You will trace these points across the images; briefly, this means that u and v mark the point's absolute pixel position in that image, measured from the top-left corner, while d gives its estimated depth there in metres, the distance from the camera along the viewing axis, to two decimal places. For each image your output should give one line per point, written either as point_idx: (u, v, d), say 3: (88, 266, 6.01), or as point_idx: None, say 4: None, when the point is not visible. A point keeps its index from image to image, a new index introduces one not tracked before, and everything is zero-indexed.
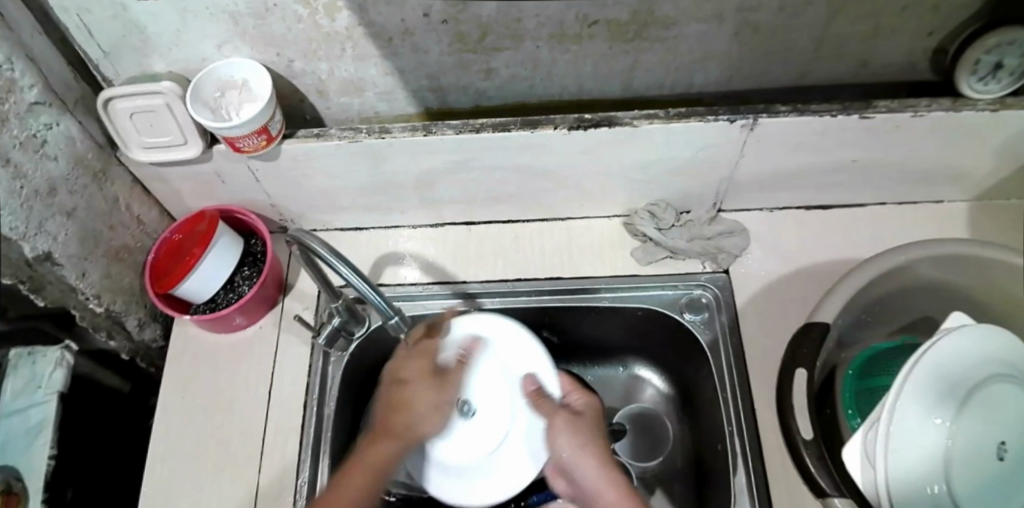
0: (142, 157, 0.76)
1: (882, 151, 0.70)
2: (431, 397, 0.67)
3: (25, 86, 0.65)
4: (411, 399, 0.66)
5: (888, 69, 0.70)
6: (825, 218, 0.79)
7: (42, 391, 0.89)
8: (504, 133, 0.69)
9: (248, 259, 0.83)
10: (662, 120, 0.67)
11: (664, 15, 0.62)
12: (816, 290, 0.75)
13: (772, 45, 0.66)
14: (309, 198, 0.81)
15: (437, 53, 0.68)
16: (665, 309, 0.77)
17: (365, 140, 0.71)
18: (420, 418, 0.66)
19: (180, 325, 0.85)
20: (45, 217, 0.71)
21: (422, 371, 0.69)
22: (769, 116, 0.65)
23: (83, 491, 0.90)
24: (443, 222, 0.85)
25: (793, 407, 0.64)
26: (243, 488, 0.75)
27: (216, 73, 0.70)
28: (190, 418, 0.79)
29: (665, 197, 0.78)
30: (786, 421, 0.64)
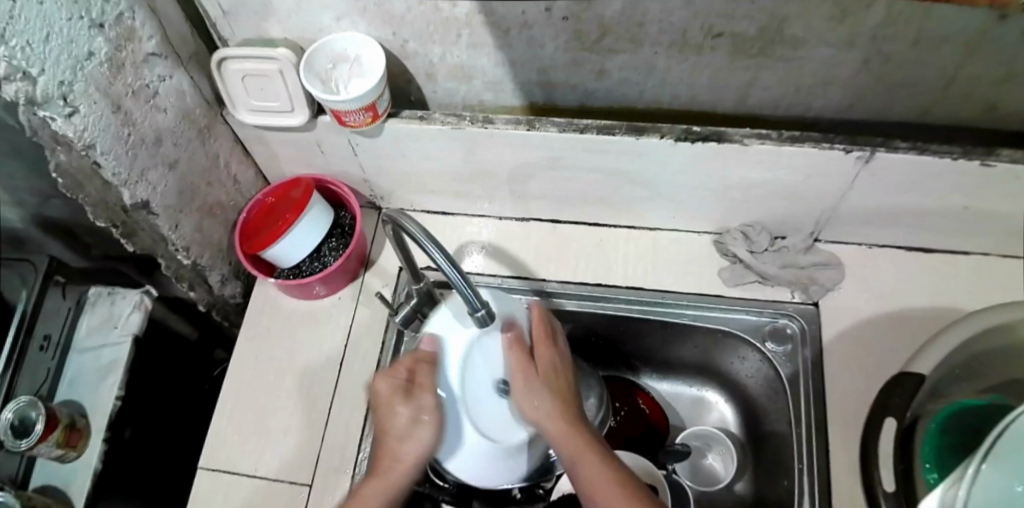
0: (249, 119, 0.79)
1: (999, 200, 0.67)
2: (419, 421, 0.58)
3: (144, 36, 0.67)
4: (394, 434, 0.59)
5: (1019, 116, 0.67)
6: (925, 261, 0.77)
7: (116, 331, 0.92)
8: (609, 137, 0.68)
9: (336, 231, 0.85)
10: (774, 141, 0.65)
11: (793, 35, 0.60)
12: (908, 334, 0.73)
13: (900, 77, 0.64)
14: (401, 178, 0.82)
15: (552, 49, 0.67)
16: (748, 335, 0.76)
17: (468, 128, 0.71)
18: (405, 441, 0.58)
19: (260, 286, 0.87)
20: (148, 166, 0.74)
21: (396, 394, 0.59)
22: (887, 150, 0.63)
23: (141, 432, 0.93)
24: (529, 217, 0.85)
25: (875, 456, 0.66)
26: (306, 452, 0.77)
27: (331, 46, 0.71)
28: (259, 378, 0.82)
29: (761, 219, 0.77)
30: (869, 469, 0.65)
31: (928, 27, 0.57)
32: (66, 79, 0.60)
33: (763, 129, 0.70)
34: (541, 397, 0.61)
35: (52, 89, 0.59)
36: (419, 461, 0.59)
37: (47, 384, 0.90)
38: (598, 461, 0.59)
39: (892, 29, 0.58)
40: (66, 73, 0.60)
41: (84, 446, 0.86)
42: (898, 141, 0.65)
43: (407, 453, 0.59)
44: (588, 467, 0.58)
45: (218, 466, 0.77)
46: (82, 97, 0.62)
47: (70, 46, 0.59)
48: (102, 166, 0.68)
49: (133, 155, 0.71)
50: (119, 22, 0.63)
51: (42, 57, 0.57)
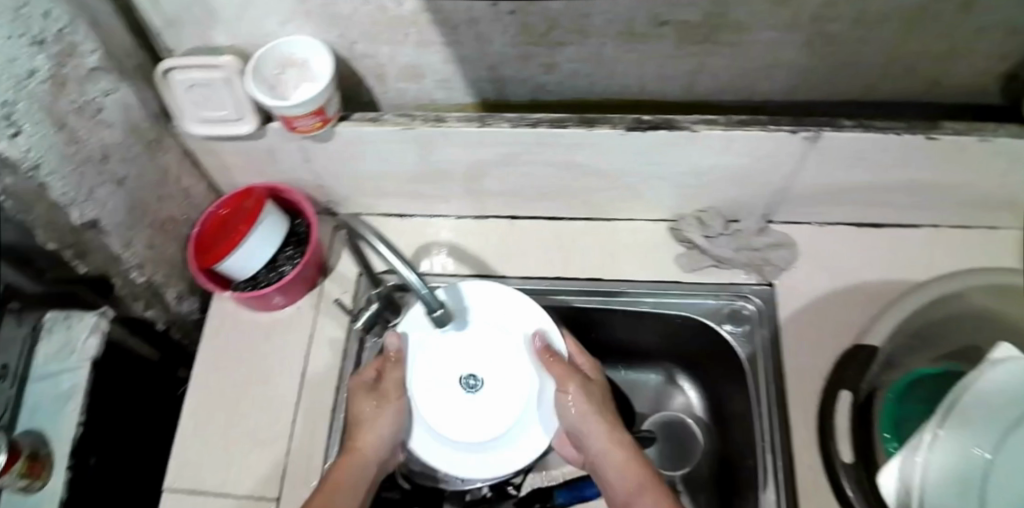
0: (198, 130, 0.76)
1: (943, 173, 0.69)
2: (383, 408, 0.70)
3: (86, 51, 0.65)
4: (363, 426, 0.69)
5: (955, 90, 0.69)
6: (876, 236, 0.78)
7: (75, 356, 0.90)
8: (561, 130, 0.68)
9: (292, 239, 0.83)
10: (723, 126, 0.66)
11: (736, 20, 0.61)
12: (864, 309, 0.74)
13: (841, 57, 0.65)
14: (357, 182, 0.82)
15: (501, 44, 0.67)
16: (706, 319, 0.77)
17: (420, 127, 0.71)
18: (376, 429, 0.69)
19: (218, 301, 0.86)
20: (96, 183, 0.72)
21: (367, 391, 0.71)
22: (833, 129, 0.65)
23: (105, 460, 0.90)
24: (487, 214, 0.85)
25: (833, 430, 0.66)
26: (271, 466, 0.75)
27: (277, 50, 0.70)
28: (222, 394, 0.80)
29: (715, 204, 0.77)
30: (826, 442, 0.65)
31: (866, 7, 0.58)
32: (7, 99, 0.58)
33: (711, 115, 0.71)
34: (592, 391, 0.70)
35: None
36: (382, 443, 0.69)
37: (8, 413, 0.88)
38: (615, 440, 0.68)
39: (833, 10, 0.59)
40: (8, 92, 0.58)
41: (48, 473, 0.84)
42: (843, 120, 0.66)
43: (376, 434, 0.69)
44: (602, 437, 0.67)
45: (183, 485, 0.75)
46: (25, 116, 0.60)
47: (12, 66, 0.57)
48: (48, 187, 0.67)
49: (84, 173, 0.70)
50: (60, 37, 0.62)
51: None
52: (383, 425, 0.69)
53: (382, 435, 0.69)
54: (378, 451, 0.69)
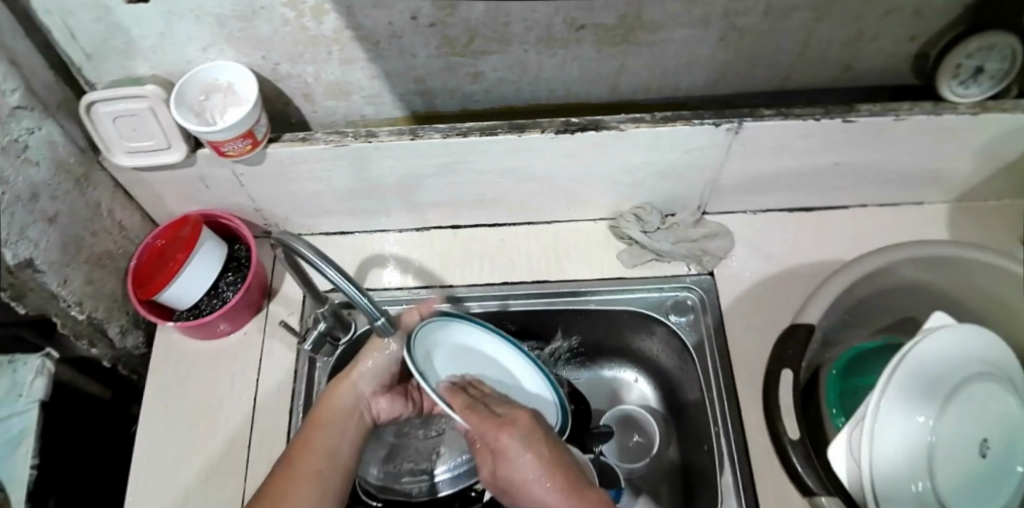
0: (125, 161, 0.75)
1: (863, 154, 0.71)
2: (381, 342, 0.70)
3: (6, 90, 0.64)
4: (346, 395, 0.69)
5: (868, 74, 0.72)
6: (807, 219, 0.81)
7: (22, 399, 0.87)
8: (491, 137, 0.69)
9: (232, 264, 0.83)
10: (648, 123, 0.67)
11: (651, 19, 0.62)
12: (801, 291, 0.76)
13: (756, 49, 0.67)
14: (296, 202, 0.81)
15: (425, 57, 0.67)
16: (651, 312, 0.78)
17: (352, 144, 0.71)
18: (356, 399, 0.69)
19: (163, 333, 0.84)
20: (27, 223, 0.70)
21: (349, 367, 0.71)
22: (754, 120, 0.66)
23: (66, 500, 0.89)
24: (429, 226, 0.85)
25: (778, 409, 0.65)
26: (228, 495, 0.74)
27: (202, 76, 0.69)
28: (174, 427, 0.78)
29: (650, 199, 0.78)
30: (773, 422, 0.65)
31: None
32: None
33: (637, 113, 0.73)
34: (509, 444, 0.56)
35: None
36: (371, 374, 0.70)
37: None
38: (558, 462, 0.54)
39: (741, 5, 0.60)
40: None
41: None
42: (763, 109, 0.68)
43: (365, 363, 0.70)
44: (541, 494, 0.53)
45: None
46: None
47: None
48: None
49: (16, 214, 0.68)
50: None
51: None
52: (374, 351, 0.70)
53: (372, 368, 0.70)
54: (357, 390, 0.69)
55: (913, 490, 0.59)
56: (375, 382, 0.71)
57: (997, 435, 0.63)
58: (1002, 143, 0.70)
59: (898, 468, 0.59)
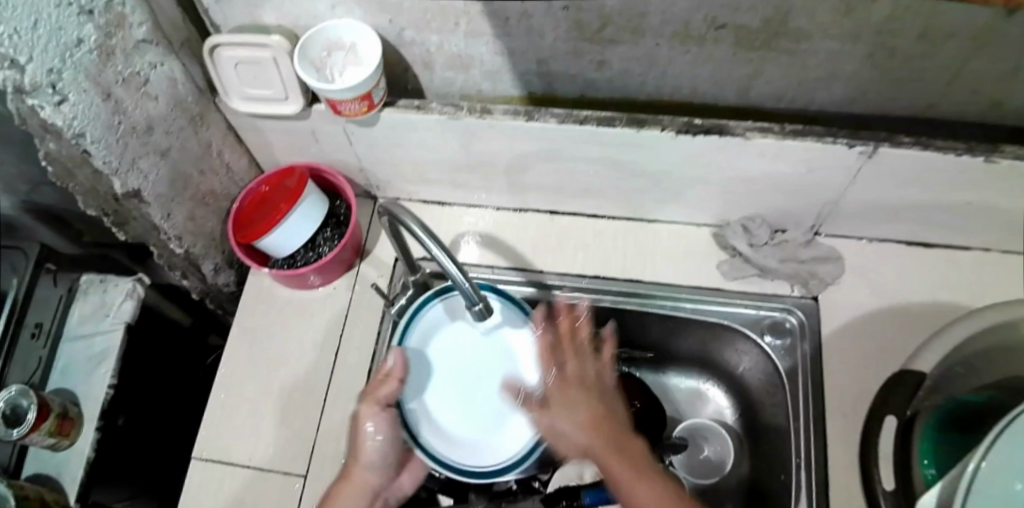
0: (242, 107, 0.77)
1: (1000, 197, 0.67)
2: (369, 426, 0.67)
3: (135, 23, 0.65)
4: (357, 465, 0.68)
5: (1022, 113, 0.67)
6: (922, 256, 0.77)
7: (109, 319, 0.91)
8: (608, 129, 0.67)
9: (331, 220, 0.84)
10: (775, 135, 0.64)
11: (797, 28, 0.59)
12: (905, 329, 0.73)
13: (902, 72, 0.63)
14: (399, 168, 0.81)
15: (553, 39, 0.66)
16: (746, 328, 0.76)
17: (466, 118, 0.70)
18: (368, 472, 0.69)
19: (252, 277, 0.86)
20: (139, 154, 0.72)
21: (359, 438, 0.68)
22: (890, 145, 0.63)
23: (132, 420, 0.92)
24: (527, 208, 0.84)
25: (870, 456, 0.65)
26: (301, 442, 0.77)
27: (325, 32, 0.69)
28: (253, 370, 0.81)
29: (760, 213, 0.76)
30: (868, 469, 0.65)
31: (934, 22, 0.56)
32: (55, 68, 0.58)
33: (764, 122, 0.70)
34: (570, 419, 0.60)
35: (40, 77, 0.58)
36: (375, 465, 0.69)
37: (39, 372, 0.89)
38: (619, 458, 0.57)
39: (900, 23, 0.56)
40: (56, 60, 0.58)
41: (77, 434, 0.85)
42: (900, 136, 0.64)
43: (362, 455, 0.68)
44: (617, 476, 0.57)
45: (213, 458, 0.77)
46: (71, 86, 0.61)
47: (59, 34, 0.57)
48: (92, 155, 0.67)
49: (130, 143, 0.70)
50: (109, 8, 0.62)
51: (29, 44, 0.55)
52: (367, 437, 0.67)
53: (375, 453, 0.68)
54: (368, 472, 0.69)
55: None
56: (381, 471, 0.70)
57: None
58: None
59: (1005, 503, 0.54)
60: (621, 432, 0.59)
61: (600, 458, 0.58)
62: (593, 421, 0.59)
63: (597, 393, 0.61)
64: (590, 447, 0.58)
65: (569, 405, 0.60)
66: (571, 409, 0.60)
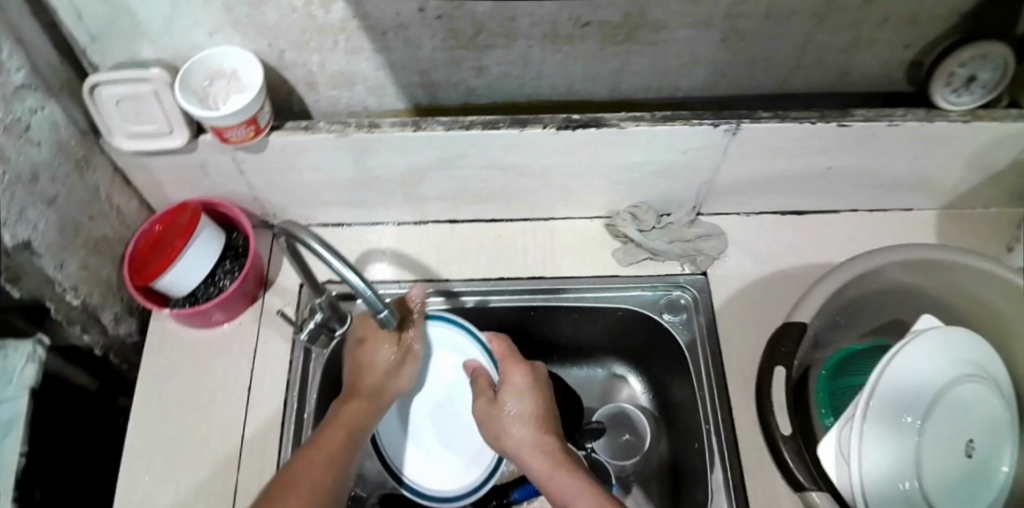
0: (125, 145, 0.75)
1: (857, 160, 0.73)
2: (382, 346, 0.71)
3: (12, 69, 0.64)
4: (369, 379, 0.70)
5: (863, 81, 0.73)
6: (798, 223, 0.82)
7: (13, 386, 0.83)
8: (494, 132, 0.69)
9: (229, 254, 0.83)
10: (649, 122, 0.68)
11: (655, 19, 0.63)
12: (791, 292, 0.77)
13: (755, 52, 0.68)
14: (295, 192, 0.81)
15: (431, 49, 0.68)
16: (645, 309, 0.79)
17: (354, 134, 0.71)
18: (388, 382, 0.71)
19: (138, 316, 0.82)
20: (28, 203, 0.69)
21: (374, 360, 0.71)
22: (752, 121, 0.67)
23: (51, 490, 0.87)
24: (427, 219, 0.86)
25: (772, 404, 0.64)
26: (222, 482, 0.74)
27: (203, 62, 0.69)
28: (167, 414, 0.78)
29: (647, 199, 0.80)
30: (764, 415, 0.63)
31: (775, 4, 0.61)
32: None
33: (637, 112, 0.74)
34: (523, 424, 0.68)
35: None
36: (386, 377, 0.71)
37: None
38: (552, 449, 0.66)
39: (745, 7, 0.61)
40: None
41: None
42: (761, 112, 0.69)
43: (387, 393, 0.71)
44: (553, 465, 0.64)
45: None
46: None
47: None
48: None
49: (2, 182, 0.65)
50: None
51: None
52: (380, 361, 0.71)
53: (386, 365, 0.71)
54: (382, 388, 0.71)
55: (902, 489, 0.60)
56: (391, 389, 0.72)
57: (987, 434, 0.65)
58: (990, 152, 0.72)
59: (891, 466, 0.60)
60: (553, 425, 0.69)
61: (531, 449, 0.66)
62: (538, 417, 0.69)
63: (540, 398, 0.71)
64: (531, 439, 0.67)
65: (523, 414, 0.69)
66: (513, 408, 0.70)
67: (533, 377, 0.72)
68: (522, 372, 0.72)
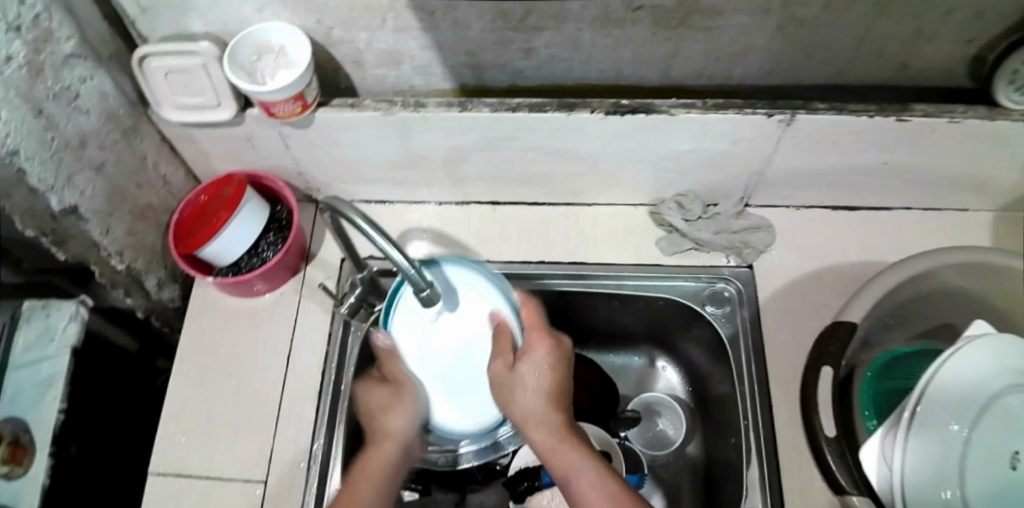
0: (175, 117, 0.76)
1: (913, 156, 0.71)
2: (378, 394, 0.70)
3: (62, 38, 0.64)
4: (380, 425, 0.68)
5: (924, 75, 0.71)
6: (847, 218, 0.80)
7: (54, 344, 0.88)
8: (541, 115, 0.68)
9: (274, 225, 0.84)
10: (700, 110, 0.66)
11: (710, 5, 0.61)
12: (835, 289, 0.76)
13: (812, 41, 0.66)
14: (339, 168, 0.82)
15: (479, 30, 0.67)
16: (688, 300, 0.79)
17: (400, 113, 0.70)
18: (400, 420, 0.67)
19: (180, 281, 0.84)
20: (73, 170, 0.71)
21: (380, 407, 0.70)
22: (807, 113, 0.65)
23: (87, 448, 0.89)
24: (468, 200, 0.86)
25: (817, 403, 0.68)
26: (258, 450, 0.76)
27: (253, 36, 0.69)
28: (206, 381, 0.80)
29: (692, 188, 0.79)
30: (810, 416, 0.68)
31: None
32: None
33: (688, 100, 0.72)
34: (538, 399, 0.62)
35: None
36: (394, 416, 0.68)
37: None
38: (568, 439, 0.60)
39: None
40: None
41: (29, 460, 0.84)
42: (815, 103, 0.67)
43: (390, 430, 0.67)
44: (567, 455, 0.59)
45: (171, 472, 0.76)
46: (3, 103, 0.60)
47: None
48: (27, 173, 0.66)
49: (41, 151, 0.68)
50: (36, 25, 0.60)
51: None
52: (382, 401, 0.69)
53: (388, 404, 0.69)
54: (400, 431, 0.67)
55: (943, 499, 0.58)
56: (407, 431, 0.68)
57: None
58: None
59: (925, 474, 0.59)
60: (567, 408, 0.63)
61: (548, 432, 0.60)
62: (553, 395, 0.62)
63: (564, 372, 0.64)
64: (547, 420, 0.61)
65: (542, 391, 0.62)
66: (530, 379, 0.62)
67: (558, 349, 0.64)
68: (545, 342, 0.64)
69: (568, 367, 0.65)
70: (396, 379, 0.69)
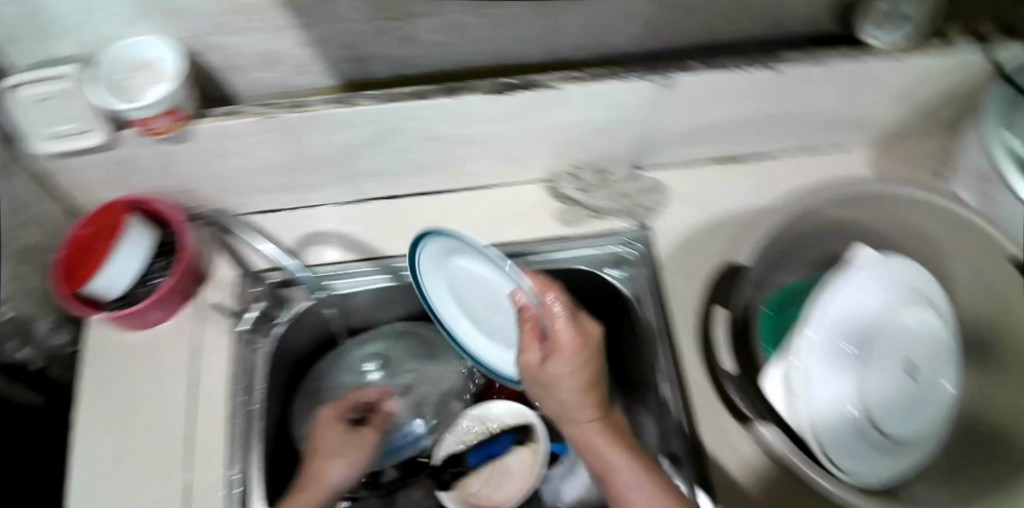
0: (48, 148, 0.68)
1: (783, 103, 0.76)
2: (324, 427, 0.80)
3: None
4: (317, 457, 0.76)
5: (790, 25, 0.74)
6: (732, 168, 0.86)
7: None
8: (426, 101, 0.69)
9: (161, 250, 0.79)
10: (585, 81, 0.69)
11: None
12: (729, 235, 0.80)
13: (685, 6, 0.68)
14: (229, 183, 0.79)
15: (357, 23, 0.66)
16: (590, 266, 0.81)
17: (287, 115, 0.69)
18: (333, 455, 0.77)
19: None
20: None
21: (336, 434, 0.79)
22: (685, 73, 0.69)
23: None
24: (367, 198, 0.85)
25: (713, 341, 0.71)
26: (168, 491, 0.69)
27: (117, 55, 0.66)
28: (103, 430, 0.73)
29: (584, 159, 0.83)
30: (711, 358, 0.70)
31: None
32: None
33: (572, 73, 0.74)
34: (564, 379, 0.63)
35: None
36: (338, 442, 0.78)
37: None
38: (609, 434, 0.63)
39: None
40: None
41: None
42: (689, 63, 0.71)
43: (330, 476, 0.74)
44: (603, 449, 0.62)
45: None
46: None
47: None
48: None
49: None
50: None
51: None
52: (328, 431, 0.79)
53: (337, 436, 0.79)
54: (331, 461, 0.76)
55: (848, 416, 0.64)
56: (337, 466, 0.76)
57: (917, 353, 0.70)
58: (926, 84, 0.76)
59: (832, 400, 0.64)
60: (604, 398, 0.65)
61: (579, 416, 0.64)
62: (586, 385, 0.63)
63: (597, 357, 0.64)
64: (583, 404, 0.64)
65: (575, 376, 0.63)
66: (562, 372, 0.63)
67: (586, 341, 0.64)
68: (572, 333, 0.63)
69: (598, 355, 0.65)
70: (365, 432, 0.81)
